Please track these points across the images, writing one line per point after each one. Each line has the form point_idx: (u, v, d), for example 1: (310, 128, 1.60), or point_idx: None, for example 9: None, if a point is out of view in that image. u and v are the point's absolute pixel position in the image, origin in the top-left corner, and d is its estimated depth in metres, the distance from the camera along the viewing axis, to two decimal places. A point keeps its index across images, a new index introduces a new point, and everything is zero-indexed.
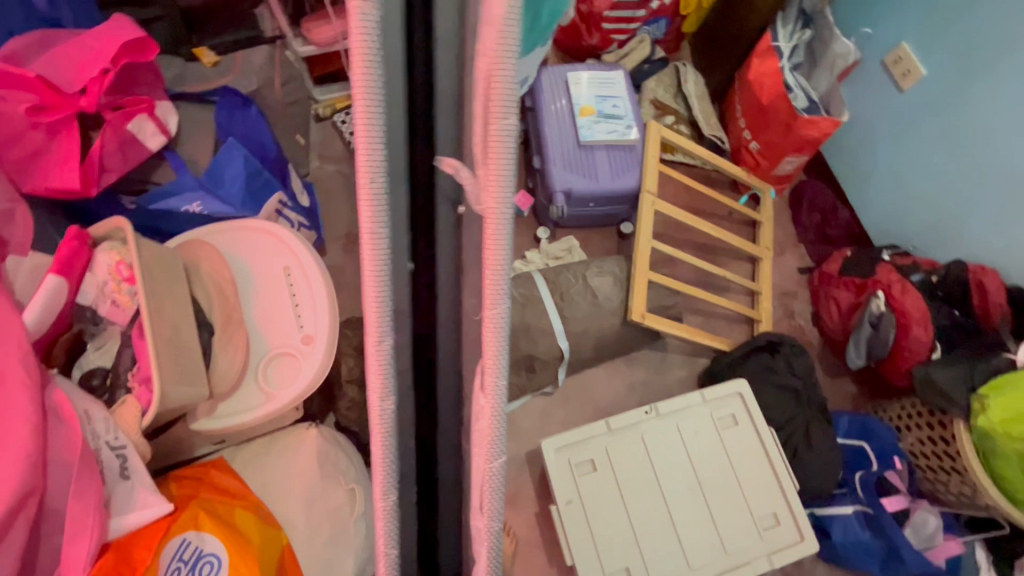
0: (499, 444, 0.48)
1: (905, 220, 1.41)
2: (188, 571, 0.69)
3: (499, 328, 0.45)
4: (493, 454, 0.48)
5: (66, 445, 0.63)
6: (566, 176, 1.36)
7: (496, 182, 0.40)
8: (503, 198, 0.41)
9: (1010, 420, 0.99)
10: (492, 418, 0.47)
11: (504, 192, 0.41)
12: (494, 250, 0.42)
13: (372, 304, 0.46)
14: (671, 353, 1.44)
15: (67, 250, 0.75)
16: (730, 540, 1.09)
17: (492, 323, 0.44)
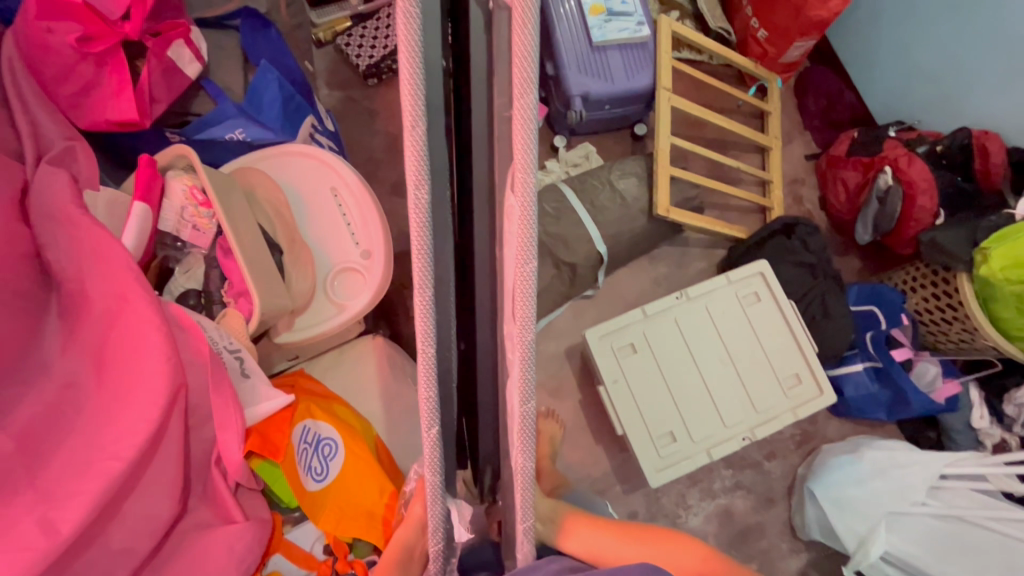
0: (533, 243, 0.52)
1: (911, 96, 1.46)
2: (313, 451, 0.79)
3: (528, 135, 0.49)
4: (526, 255, 0.53)
5: (196, 351, 0.71)
6: (582, 79, 1.37)
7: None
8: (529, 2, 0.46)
9: (1008, 268, 1.10)
10: (524, 218, 0.51)
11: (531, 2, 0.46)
12: (523, 40, 0.47)
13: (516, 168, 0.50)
14: (691, 248, 1.53)
15: (145, 175, 0.79)
16: (759, 399, 1.23)
17: (522, 131, 0.49)
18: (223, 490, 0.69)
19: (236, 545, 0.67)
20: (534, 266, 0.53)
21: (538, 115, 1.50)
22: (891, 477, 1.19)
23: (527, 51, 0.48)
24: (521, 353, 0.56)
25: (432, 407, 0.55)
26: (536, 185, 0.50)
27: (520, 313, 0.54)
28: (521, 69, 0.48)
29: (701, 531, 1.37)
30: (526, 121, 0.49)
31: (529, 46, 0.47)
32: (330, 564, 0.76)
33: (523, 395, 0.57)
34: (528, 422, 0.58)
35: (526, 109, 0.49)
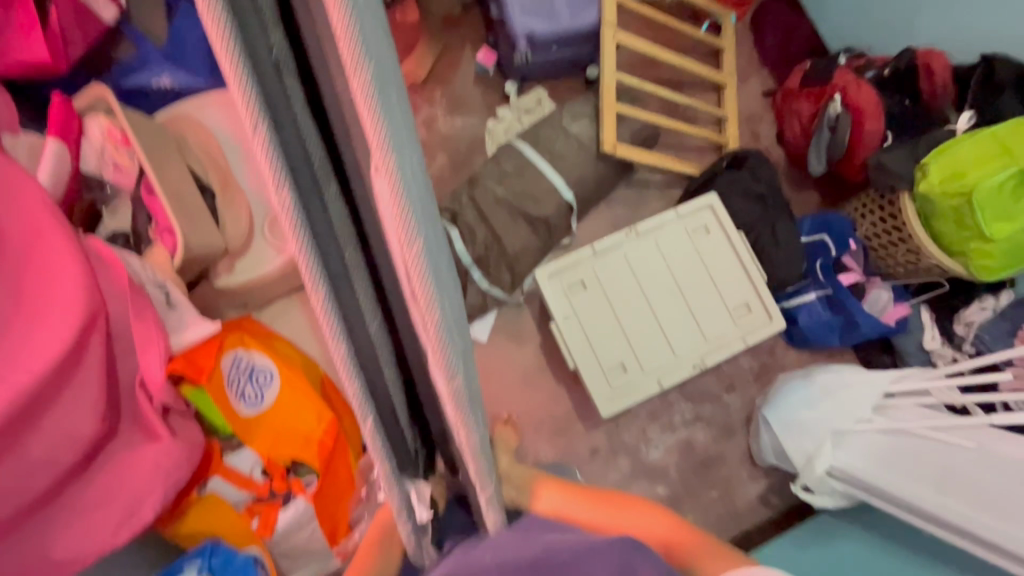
0: (411, 224, 0.40)
1: (862, 22, 1.44)
2: (247, 378, 0.82)
3: (377, 115, 0.37)
4: (408, 235, 0.40)
5: (116, 281, 0.73)
6: (526, 19, 1.35)
7: None
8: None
9: (946, 180, 1.10)
10: (393, 201, 0.39)
11: None
12: (338, 16, 0.35)
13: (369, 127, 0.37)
14: (648, 189, 1.53)
15: (59, 113, 0.80)
16: (708, 327, 1.25)
17: (363, 100, 0.37)
18: (150, 410, 0.72)
19: (164, 462, 0.71)
20: (423, 245, 0.41)
21: (487, 61, 1.49)
22: (837, 396, 1.23)
23: (347, 24, 0.35)
24: (437, 340, 0.46)
25: (362, 403, 0.51)
26: (399, 163, 0.38)
27: (421, 300, 0.43)
28: (345, 41, 0.36)
29: (663, 463, 1.41)
30: (368, 101, 0.37)
31: (345, 14, 0.35)
32: (268, 484, 0.80)
33: (445, 375, 0.48)
34: (458, 395, 0.50)
35: (365, 90, 0.37)
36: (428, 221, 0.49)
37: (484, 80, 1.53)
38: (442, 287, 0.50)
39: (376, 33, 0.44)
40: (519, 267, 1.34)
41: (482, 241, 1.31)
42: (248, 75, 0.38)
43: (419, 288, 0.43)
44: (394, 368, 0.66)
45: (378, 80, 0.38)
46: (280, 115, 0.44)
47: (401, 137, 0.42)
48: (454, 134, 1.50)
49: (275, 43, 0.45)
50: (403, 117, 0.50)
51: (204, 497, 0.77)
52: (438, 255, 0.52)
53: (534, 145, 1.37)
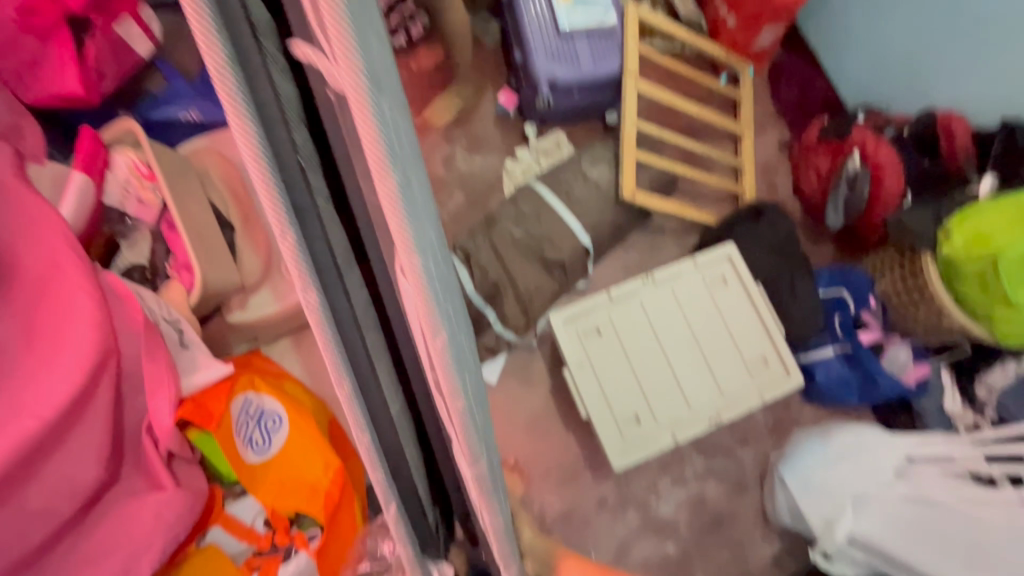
0: (438, 321, 0.39)
1: (881, 81, 1.46)
2: (256, 423, 0.79)
3: (405, 224, 0.34)
4: (434, 333, 0.39)
5: (130, 321, 0.73)
6: (549, 65, 1.38)
7: (341, 43, 0.29)
8: (355, 64, 0.29)
9: (971, 245, 1.10)
10: (422, 302, 0.38)
11: (352, 48, 0.29)
12: (365, 132, 0.31)
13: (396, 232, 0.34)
14: (664, 235, 1.52)
15: (88, 147, 0.80)
16: (725, 381, 1.22)
17: (390, 207, 0.33)
18: (155, 457, 0.71)
19: (165, 512, 0.69)
20: (448, 341, 0.40)
21: (509, 103, 1.52)
22: (860, 460, 1.18)
23: (370, 131, 0.31)
24: (461, 430, 0.46)
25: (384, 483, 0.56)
26: (427, 270, 0.36)
27: (446, 390, 0.43)
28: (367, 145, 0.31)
29: (673, 519, 1.36)
30: (393, 211, 0.33)
31: (373, 130, 0.31)
32: (270, 537, 0.76)
33: (468, 459, 0.49)
34: (482, 480, 0.50)
35: (389, 199, 0.33)
36: (451, 300, 0.48)
37: (504, 121, 1.55)
38: (465, 367, 0.49)
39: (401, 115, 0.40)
40: (532, 308, 1.33)
41: (498, 282, 1.30)
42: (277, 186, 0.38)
43: (445, 382, 0.42)
44: (411, 437, 0.68)
45: (406, 184, 0.34)
46: (304, 214, 0.43)
47: (427, 236, 0.39)
48: (472, 172, 1.50)
49: (299, 139, 0.43)
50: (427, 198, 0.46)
51: (202, 549, 0.74)
52: (460, 332, 0.51)
53: (553, 187, 1.37)
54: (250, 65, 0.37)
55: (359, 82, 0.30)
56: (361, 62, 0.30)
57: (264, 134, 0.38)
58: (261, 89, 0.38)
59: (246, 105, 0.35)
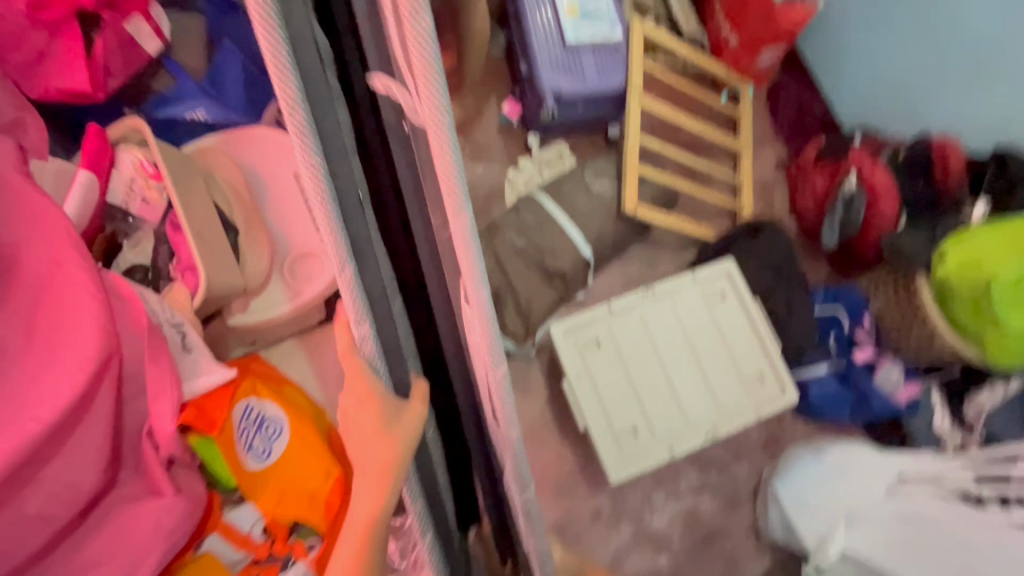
0: (497, 349, 0.45)
1: (876, 105, 1.50)
2: (256, 429, 0.78)
3: (471, 247, 0.42)
4: (493, 359, 0.46)
5: (133, 320, 0.71)
6: (554, 77, 1.38)
7: (428, 92, 0.37)
8: (439, 106, 0.38)
9: (966, 268, 1.12)
10: (483, 327, 0.45)
11: (437, 97, 0.38)
12: (444, 164, 0.39)
13: (465, 262, 0.43)
14: (662, 248, 1.54)
15: (91, 147, 0.78)
16: (722, 396, 1.24)
17: (461, 242, 0.42)
18: (155, 463, 0.69)
19: (166, 520, 0.65)
20: (502, 368, 0.47)
21: (512, 114, 1.53)
22: (852, 476, 1.20)
23: (450, 169, 0.39)
24: (510, 453, 0.52)
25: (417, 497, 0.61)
26: (489, 298, 0.44)
27: (501, 412, 0.49)
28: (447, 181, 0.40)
29: (667, 532, 1.36)
30: (465, 238, 0.42)
31: (452, 164, 0.39)
32: (268, 546, 0.75)
33: (515, 485, 0.55)
34: (527, 506, 0.56)
35: (462, 229, 0.41)
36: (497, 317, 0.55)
37: (507, 131, 1.56)
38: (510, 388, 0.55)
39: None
40: (532, 319, 1.33)
41: (499, 291, 1.30)
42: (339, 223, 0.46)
43: (499, 402, 0.49)
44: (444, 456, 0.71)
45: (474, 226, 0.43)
46: (362, 248, 0.51)
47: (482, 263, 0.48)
48: (474, 180, 1.51)
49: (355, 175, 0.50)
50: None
51: (199, 556, 0.71)
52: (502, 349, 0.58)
53: (554, 198, 1.38)
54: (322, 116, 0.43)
55: (445, 125, 0.38)
56: (446, 106, 0.38)
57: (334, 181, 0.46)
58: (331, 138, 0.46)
59: (317, 156, 0.43)
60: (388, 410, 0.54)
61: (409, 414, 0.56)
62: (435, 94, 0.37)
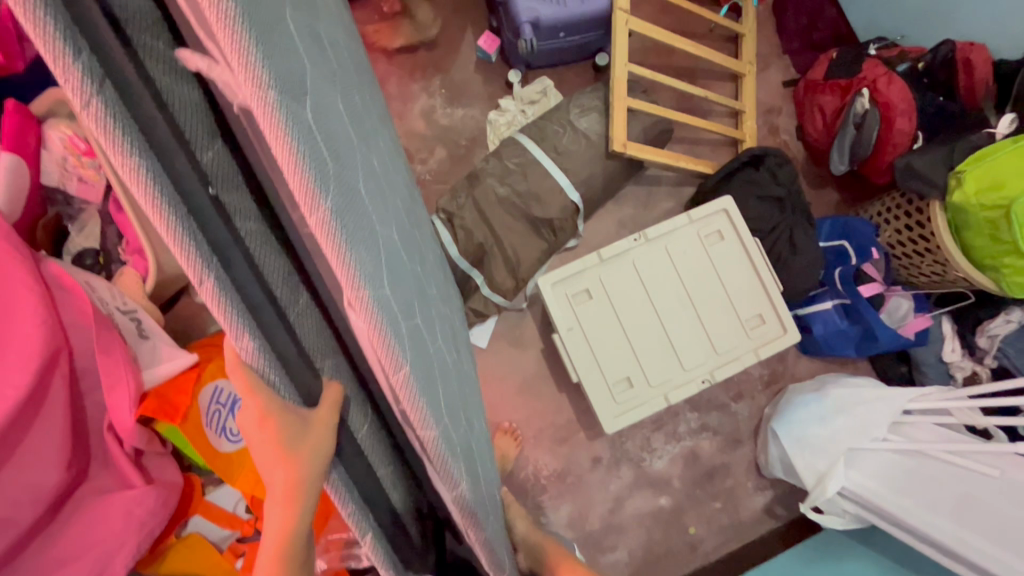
0: (394, 350, 0.40)
1: (895, 9, 1.33)
2: (229, 410, 0.75)
3: (340, 246, 0.35)
4: (394, 364, 0.40)
5: (79, 311, 0.67)
6: (531, 3, 1.25)
7: (240, 60, 0.30)
8: (257, 76, 0.30)
9: (983, 191, 1.03)
10: (374, 331, 0.39)
11: (253, 66, 0.30)
12: (278, 142, 0.32)
13: (337, 266, 0.36)
14: (658, 186, 1.45)
15: (13, 124, 0.71)
16: (719, 340, 1.20)
17: (325, 239, 0.34)
18: (121, 455, 0.69)
19: (137, 510, 0.68)
20: (409, 372, 0.41)
21: (489, 48, 1.38)
22: (855, 414, 1.17)
23: (284, 142, 0.32)
24: (440, 457, 0.48)
25: (361, 520, 0.52)
26: (373, 299, 0.37)
27: (416, 420, 0.44)
28: (287, 164, 0.32)
29: (666, 473, 1.37)
30: (327, 232, 0.34)
31: (291, 148, 0.32)
32: (251, 524, 0.79)
33: (452, 486, 0.51)
34: (465, 504, 0.52)
35: (322, 221, 0.34)
36: (415, 309, 0.49)
37: (486, 67, 1.43)
38: (436, 386, 0.50)
39: (328, 106, 0.41)
40: (521, 272, 1.28)
41: (484, 245, 1.24)
42: (181, 222, 0.34)
43: (412, 409, 0.43)
44: (392, 458, 0.63)
45: (342, 214, 0.36)
46: (227, 251, 0.37)
47: (375, 253, 0.41)
48: (454, 126, 1.41)
49: (209, 159, 0.39)
50: (377, 200, 0.48)
51: (184, 538, 0.75)
52: (430, 341, 0.52)
53: (539, 140, 1.28)
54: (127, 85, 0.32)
55: (266, 96, 0.31)
56: (264, 75, 0.30)
57: (168, 172, 0.34)
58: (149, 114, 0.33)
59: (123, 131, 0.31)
60: (290, 427, 0.41)
61: (318, 427, 0.43)
62: (241, 48, 0.30)
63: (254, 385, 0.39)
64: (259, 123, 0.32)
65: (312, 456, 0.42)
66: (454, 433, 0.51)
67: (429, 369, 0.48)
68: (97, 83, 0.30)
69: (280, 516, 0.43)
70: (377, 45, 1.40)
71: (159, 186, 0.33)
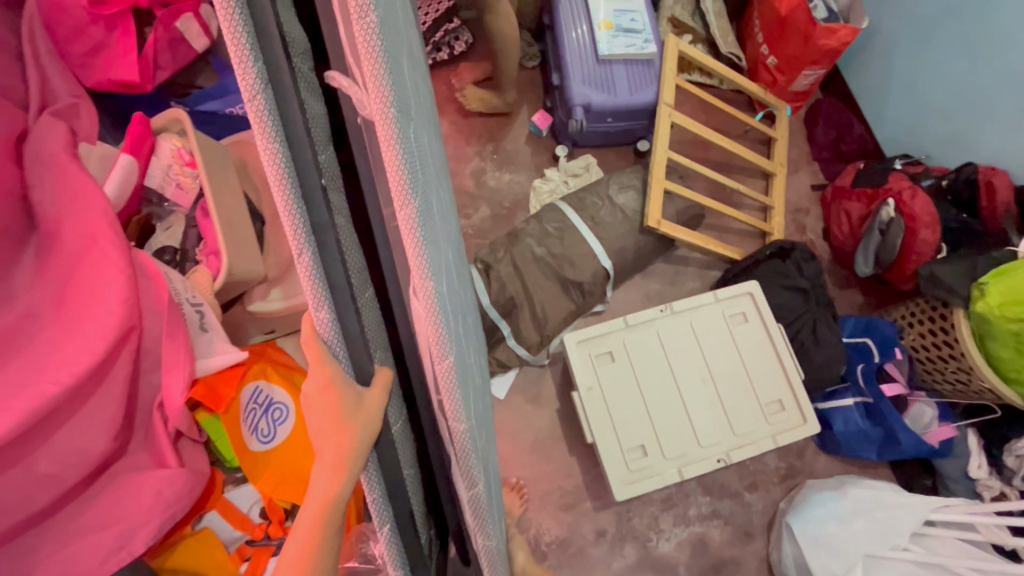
0: (445, 340, 0.48)
1: (920, 132, 1.43)
2: (262, 411, 0.81)
3: (417, 238, 0.44)
4: (441, 354, 0.49)
5: (156, 298, 0.75)
6: (585, 90, 1.39)
7: (376, 85, 0.39)
8: (385, 95, 0.39)
9: (1006, 304, 1.05)
10: (431, 320, 0.47)
11: (385, 91, 0.39)
12: (389, 151, 0.40)
13: (413, 257, 0.44)
14: (687, 266, 1.51)
15: (135, 132, 0.83)
16: (738, 422, 1.20)
17: (407, 230, 0.43)
18: (162, 434, 0.75)
19: (166, 490, 0.71)
20: (452, 363, 0.49)
21: (543, 123, 1.52)
22: (874, 517, 1.13)
23: (394, 154, 0.41)
24: (465, 451, 0.55)
25: (379, 508, 0.58)
26: (435, 289, 0.45)
27: (451, 411, 0.52)
28: (392, 168, 0.41)
29: (672, 558, 1.31)
30: (410, 224, 0.43)
31: (396, 152, 0.40)
32: (264, 527, 0.80)
33: (470, 485, 0.57)
34: (479, 502, 0.59)
35: (408, 217, 0.43)
36: (461, 316, 0.56)
37: (536, 141, 1.57)
38: (470, 386, 0.57)
39: (423, 133, 0.50)
40: (548, 329, 1.33)
41: (515, 297, 1.30)
42: (296, 203, 0.43)
43: (449, 398, 0.51)
44: (412, 459, 0.69)
45: (423, 216, 0.44)
46: (323, 234, 0.46)
47: (441, 256, 0.49)
48: (499, 189, 1.52)
49: (324, 159, 0.50)
50: (444, 218, 0.56)
51: (197, 531, 0.78)
52: (468, 351, 0.59)
53: (578, 210, 1.38)
54: (284, 92, 0.42)
55: (387, 114, 0.39)
56: (392, 100, 0.39)
57: (292, 159, 0.43)
58: (290, 111, 0.43)
59: (273, 121, 0.41)
60: (347, 398, 0.50)
61: (370, 405, 0.52)
62: (381, 83, 0.39)
63: (324, 358, 0.49)
64: (379, 136, 0.41)
65: (359, 429, 0.51)
66: (479, 433, 0.57)
67: (465, 365, 0.56)
68: (263, 86, 0.40)
69: (327, 480, 0.52)
70: (442, 112, 1.56)
71: (288, 173, 0.43)
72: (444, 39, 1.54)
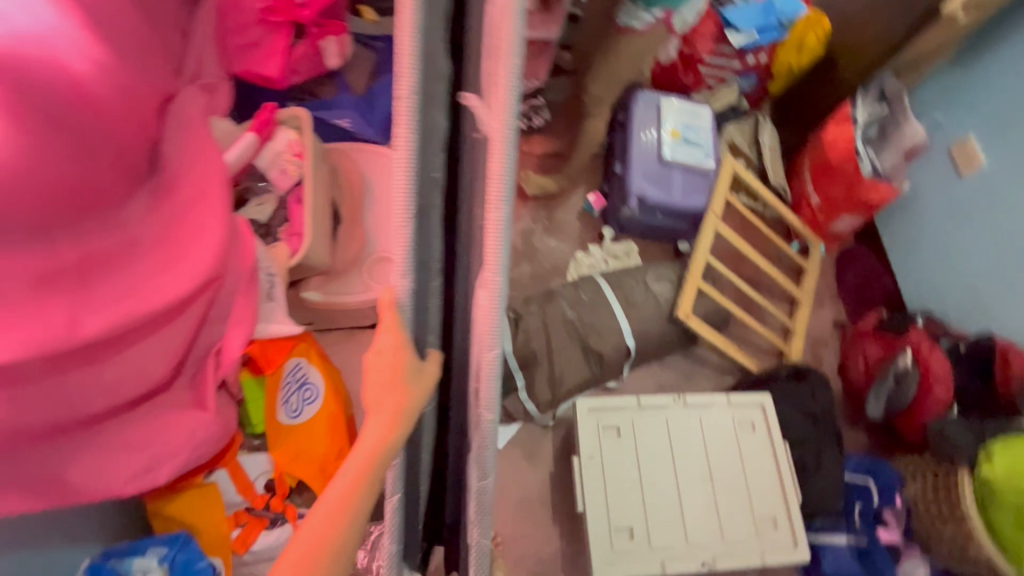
0: (498, 332, 0.55)
1: (945, 297, 1.52)
2: (296, 387, 0.89)
3: (500, 235, 0.52)
4: (490, 344, 0.55)
5: (242, 259, 0.84)
6: (643, 183, 1.52)
7: (502, 110, 0.50)
8: (507, 120, 0.50)
9: (1012, 475, 1.09)
10: (492, 312, 0.54)
11: (509, 117, 0.50)
12: (497, 163, 0.51)
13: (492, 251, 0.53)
14: (703, 366, 1.56)
15: (264, 117, 0.95)
16: (729, 529, 1.19)
17: (493, 227, 0.52)
18: (209, 380, 0.82)
19: (200, 432, 0.78)
20: (497, 355, 0.56)
21: (596, 204, 1.64)
22: None
23: (501, 165, 0.51)
24: (484, 442, 0.59)
25: (396, 475, 0.61)
26: (503, 284, 0.53)
27: (484, 400, 0.58)
28: (496, 178, 0.51)
29: None
30: (497, 226, 0.52)
31: (504, 165, 0.51)
32: (266, 498, 0.86)
33: (482, 475, 0.60)
34: (483, 498, 0.61)
35: (496, 219, 0.52)
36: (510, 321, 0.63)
37: (587, 217, 1.68)
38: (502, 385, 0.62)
39: None
40: (561, 391, 1.36)
41: (536, 352, 1.35)
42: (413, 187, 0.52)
43: (485, 387, 0.57)
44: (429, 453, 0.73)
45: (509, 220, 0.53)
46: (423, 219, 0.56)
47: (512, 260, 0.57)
48: (544, 252, 1.62)
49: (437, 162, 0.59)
50: None
51: (205, 485, 0.84)
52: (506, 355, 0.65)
53: (614, 287, 1.45)
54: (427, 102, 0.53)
55: (505, 133, 0.50)
56: (511, 123, 0.50)
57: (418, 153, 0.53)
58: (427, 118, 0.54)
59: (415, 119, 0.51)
60: (409, 366, 0.56)
61: (424, 376, 0.58)
62: (507, 110, 0.49)
63: (399, 322, 0.55)
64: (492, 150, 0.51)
65: (413, 395, 0.56)
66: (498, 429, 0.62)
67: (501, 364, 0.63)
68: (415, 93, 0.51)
69: (378, 430, 0.55)
70: None
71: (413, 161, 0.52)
72: (526, 111, 1.69)
